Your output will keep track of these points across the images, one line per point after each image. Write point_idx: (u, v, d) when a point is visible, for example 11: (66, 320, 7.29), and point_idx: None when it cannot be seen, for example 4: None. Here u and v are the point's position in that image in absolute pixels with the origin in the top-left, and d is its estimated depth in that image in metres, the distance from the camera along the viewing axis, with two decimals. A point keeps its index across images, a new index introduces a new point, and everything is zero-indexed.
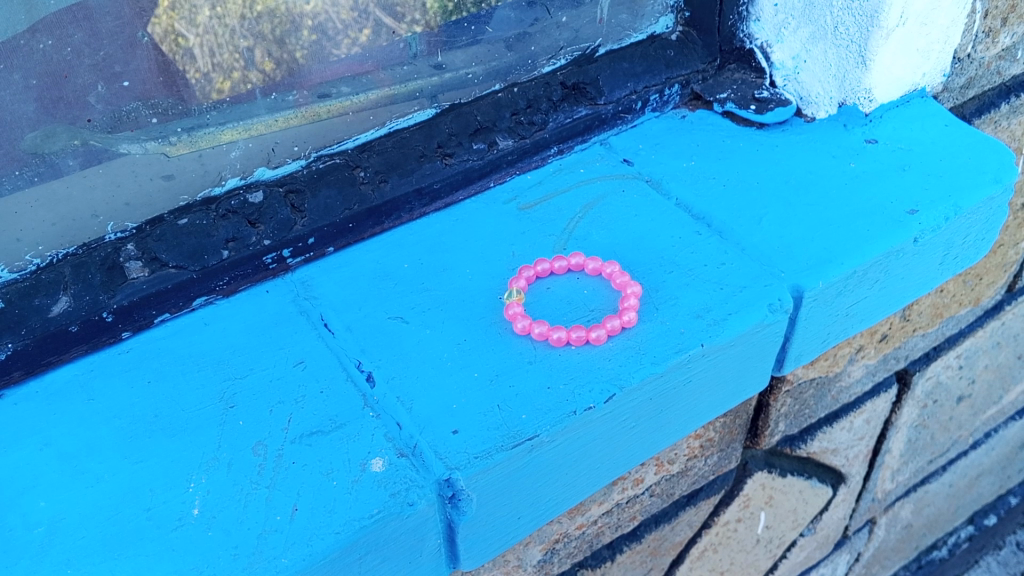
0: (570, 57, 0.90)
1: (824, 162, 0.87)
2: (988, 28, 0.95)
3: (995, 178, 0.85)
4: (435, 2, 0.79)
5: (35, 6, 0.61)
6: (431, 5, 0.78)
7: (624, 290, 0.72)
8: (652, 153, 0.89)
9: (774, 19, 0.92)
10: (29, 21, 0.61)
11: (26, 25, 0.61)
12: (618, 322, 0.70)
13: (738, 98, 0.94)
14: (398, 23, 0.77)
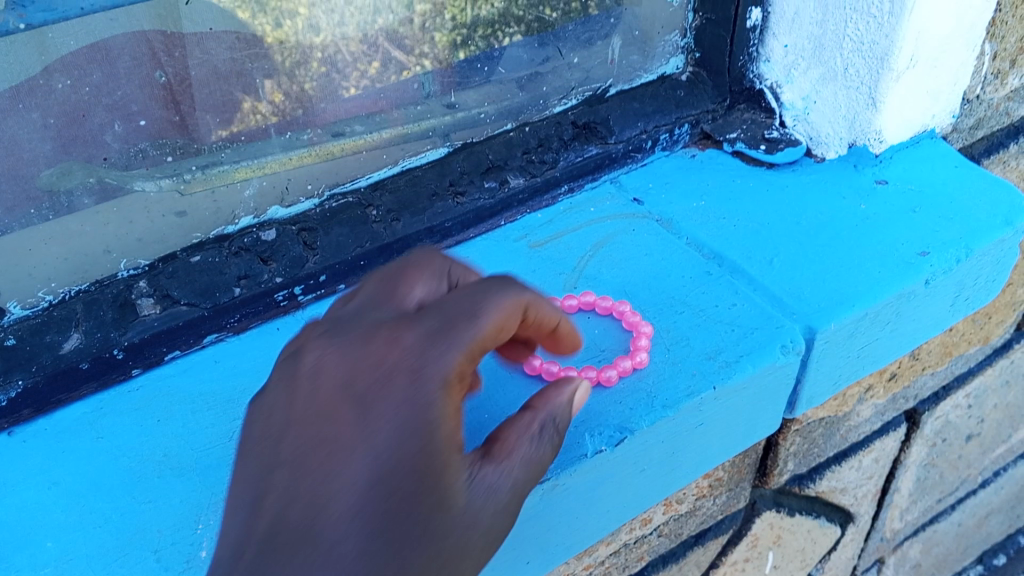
0: (581, 97, 0.91)
1: (834, 203, 0.87)
2: (996, 70, 0.96)
3: (1006, 220, 0.84)
4: (443, 36, 0.79)
5: (48, 50, 0.61)
6: (440, 39, 0.79)
7: (636, 330, 0.72)
8: (662, 193, 0.89)
9: (783, 59, 0.92)
10: (42, 63, 0.61)
11: (40, 67, 0.61)
12: (629, 363, 0.70)
13: (748, 138, 0.94)
14: (408, 57, 0.78)
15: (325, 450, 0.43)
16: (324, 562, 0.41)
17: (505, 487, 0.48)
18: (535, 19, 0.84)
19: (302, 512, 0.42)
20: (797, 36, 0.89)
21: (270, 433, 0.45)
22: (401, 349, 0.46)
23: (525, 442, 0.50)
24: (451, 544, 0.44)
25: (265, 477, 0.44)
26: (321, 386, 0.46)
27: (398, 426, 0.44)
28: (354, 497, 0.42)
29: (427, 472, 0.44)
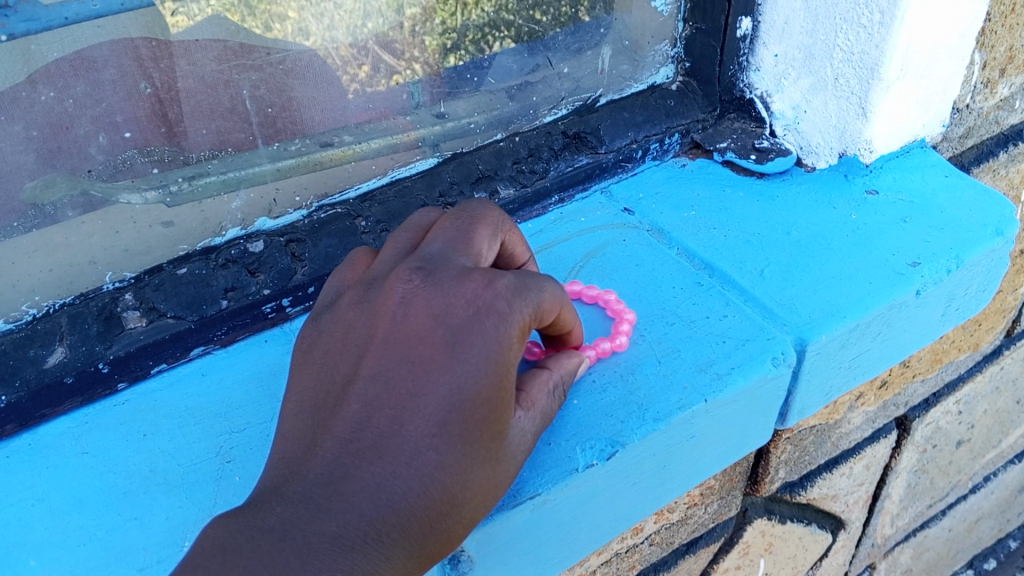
0: (571, 107, 0.91)
1: (825, 213, 0.87)
2: (986, 78, 0.96)
3: (997, 229, 0.84)
4: (433, 41, 0.78)
5: (33, 57, 0.60)
6: (430, 43, 0.78)
7: (619, 317, 0.75)
8: (652, 203, 0.89)
9: (774, 69, 0.92)
10: (26, 71, 0.60)
11: (24, 76, 0.60)
12: (610, 344, 0.72)
13: (738, 147, 0.94)
14: (397, 61, 0.77)
15: (415, 372, 0.52)
16: (400, 473, 0.49)
17: (532, 434, 0.57)
18: (525, 22, 0.83)
19: (388, 418, 0.51)
20: (788, 45, 0.89)
21: (368, 335, 0.54)
22: (486, 295, 0.54)
23: (545, 397, 0.58)
24: (496, 471, 0.53)
25: (362, 381, 0.52)
26: (416, 311, 0.54)
27: (478, 366, 0.52)
28: (434, 416, 0.51)
29: (490, 411, 0.52)
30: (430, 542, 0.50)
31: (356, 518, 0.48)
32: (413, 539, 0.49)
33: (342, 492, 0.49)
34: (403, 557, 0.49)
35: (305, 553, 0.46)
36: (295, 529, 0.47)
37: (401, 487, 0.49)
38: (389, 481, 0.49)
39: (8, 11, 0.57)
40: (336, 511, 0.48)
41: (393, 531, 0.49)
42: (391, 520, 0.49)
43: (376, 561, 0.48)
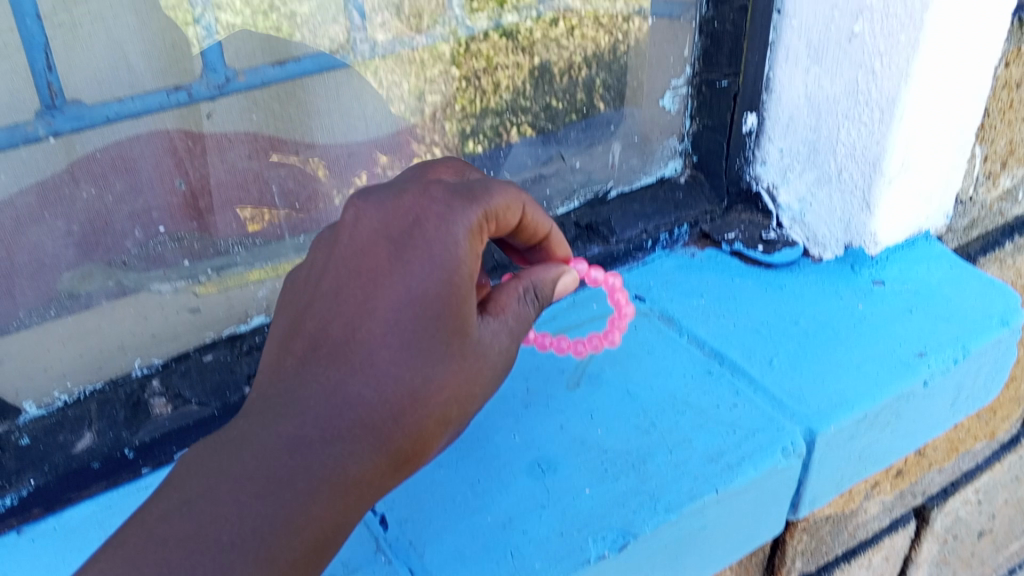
0: (584, 198, 0.95)
1: (832, 303, 0.89)
2: (988, 171, 0.99)
3: (1002, 319, 0.86)
4: (453, 126, 0.85)
5: (74, 147, 0.65)
6: (450, 128, 0.85)
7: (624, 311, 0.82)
8: (663, 291, 0.92)
9: (779, 162, 0.95)
10: (67, 161, 0.65)
11: (65, 164, 0.65)
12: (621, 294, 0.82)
13: (745, 238, 0.97)
14: (418, 145, 0.84)
15: (362, 283, 0.59)
16: (359, 372, 0.58)
17: (504, 332, 0.64)
18: (541, 109, 0.90)
19: (344, 329, 0.59)
20: (792, 140, 0.92)
21: (319, 269, 0.62)
22: (424, 203, 0.61)
23: (515, 301, 0.65)
24: (461, 364, 0.60)
25: (322, 301, 0.60)
26: (362, 233, 0.61)
27: (420, 268, 0.59)
28: (383, 320, 0.59)
29: (441, 305, 0.59)
30: (399, 435, 0.58)
31: (318, 417, 0.57)
32: (377, 432, 0.58)
33: (303, 399, 0.58)
34: (370, 448, 0.57)
35: (274, 452, 0.56)
36: (268, 437, 0.56)
37: (361, 384, 0.58)
38: (347, 383, 0.58)
39: (55, 112, 0.63)
40: (293, 418, 0.57)
41: (359, 423, 0.57)
42: (354, 422, 0.57)
43: (346, 452, 0.57)
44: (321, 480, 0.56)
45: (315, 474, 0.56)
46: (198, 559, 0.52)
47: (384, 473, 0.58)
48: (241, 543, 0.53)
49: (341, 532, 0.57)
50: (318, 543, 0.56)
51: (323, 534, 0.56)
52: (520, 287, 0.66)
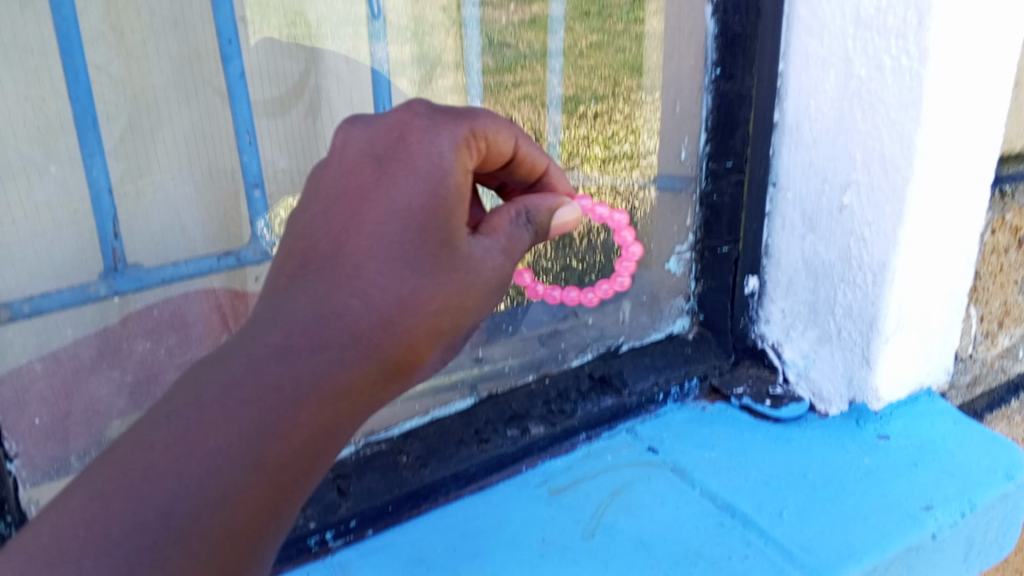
0: (596, 352, 1.01)
1: (839, 456, 0.92)
2: (986, 329, 1.05)
3: (1007, 473, 0.88)
4: None
5: (129, 303, 0.76)
6: None
7: None
8: (675, 442, 0.95)
9: (782, 320, 1.03)
10: (122, 314, 0.76)
11: (119, 317, 0.76)
12: None
13: (753, 392, 1.02)
14: None
15: (350, 202, 0.63)
16: (348, 284, 0.59)
17: (497, 250, 0.67)
18: (562, 268, 1.00)
19: (332, 243, 0.61)
20: (793, 301, 1.00)
21: (309, 196, 0.65)
22: (407, 117, 0.67)
23: (508, 224, 0.69)
24: (452, 275, 0.62)
25: (314, 220, 0.63)
26: (349, 154, 0.66)
27: (406, 179, 0.64)
28: (377, 209, 0.62)
29: (430, 216, 0.62)
30: (389, 344, 0.59)
31: (307, 325, 0.56)
32: (366, 341, 0.57)
33: (293, 308, 0.57)
34: (360, 356, 0.57)
35: (263, 360, 0.53)
36: (254, 346, 0.54)
37: (348, 296, 0.58)
38: (337, 289, 0.58)
39: (117, 274, 0.75)
40: (281, 327, 0.55)
41: (348, 330, 0.57)
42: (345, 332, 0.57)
43: (334, 360, 0.55)
44: (307, 386, 0.54)
45: (305, 381, 0.54)
46: (185, 463, 0.49)
47: (375, 381, 0.58)
48: (229, 447, 0.50)
49: (334, 439, 0.56)
50: (311, 447, 0.54)
51: (314, 434, 0.54)
52: (512, 210, 0.71)
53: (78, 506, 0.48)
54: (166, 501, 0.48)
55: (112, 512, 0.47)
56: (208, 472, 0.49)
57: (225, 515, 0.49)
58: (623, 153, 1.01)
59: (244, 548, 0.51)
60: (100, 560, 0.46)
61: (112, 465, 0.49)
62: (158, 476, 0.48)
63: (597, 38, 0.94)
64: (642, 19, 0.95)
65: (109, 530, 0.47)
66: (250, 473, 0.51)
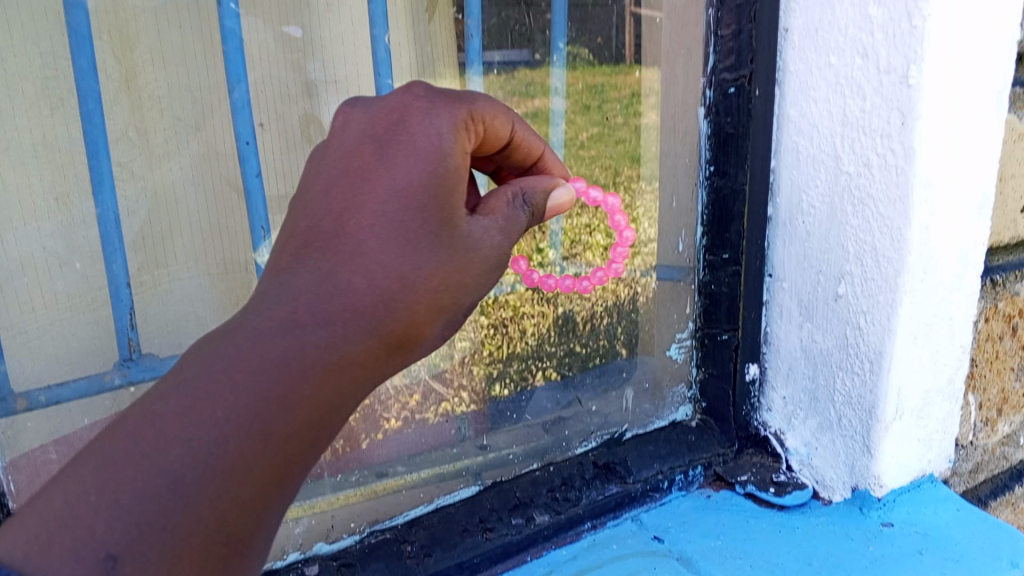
0: (600, 439, 1.05)
1: (844, 545, 0.92)
2: (985, 416, 1.06)
3: (1012, 561, 0.88)
4: (479, 369, 1.02)
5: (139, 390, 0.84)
6: (477, 371, 1.02)
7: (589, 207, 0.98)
8: (680, 531, 0.96)
9: (784, 408, 1.04)
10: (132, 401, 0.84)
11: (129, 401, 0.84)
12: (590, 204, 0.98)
13: (757, 479, 1.03)
14: (447, 388, 1.00)
15: (352, 181, 0.64)
16: (350, 262, 0.60)
17: (495, 229, 0.69)
18: (566, 352, 1.07)
19: (333, 222, 0.62)
20: (794, 388, 1.02)
21: (315, 172, 0.68)
22: (405, 100, 0.69)
23: (505, 207, 0.72)
24: (452, 253, 0.64)
25: (315, 198, 0.64)
26: (351, 135, 0.68)
27: (405, 161, 0.65)
28: (381, 192, 0.63)
29: (429, 195, 0.64)
30: (392, 321, 0.60)
31: (310, 301, 0.57)
32: (370, 316, 0.59)
33: (298, 283, 0.58)
34: (361, 331, 0.58)
35: (269, 334, 0.55)
36: (261, 321, 0.56)
37: (350, 273, 0.59)
38: (340, 269, 0.59)
39: (130, 364, 0.84)
40: (285, 301, 0.57)
41: (351, 305, 0.58)
42: (349, 308, 0.58)
43: (338, 334, 0.57)
44: (312, 358, 0.55)
45: (311, 356, 0.55)
46: (194, 432, 0.50)
47: (377, 355, 0.59)
48: (235, 420, 0.52)
49: (336, 415, 0.57)
50: (315, 419, 0.55)
51: (314, 411, 0.55)
52: (512, 190, 0.75)
53: (90, 471, 0.49)
54: (175, 469, 0.49)
55: (123, 477, 0.49)
56: (215, 442, 0.51)
57: (229, 485, 0.51)
58: (624, 240, 1.07)
59: (249, 518, 0.53)
60: (114, 523, 0.48)
61: (122, 435, 0.50)
62: (167, 445, 0.50)
63: (597, 130, 1.03)
64: (641, 112, 1.04)
65: (121, 495, 0.48)
66: (255, 444, 0.52)
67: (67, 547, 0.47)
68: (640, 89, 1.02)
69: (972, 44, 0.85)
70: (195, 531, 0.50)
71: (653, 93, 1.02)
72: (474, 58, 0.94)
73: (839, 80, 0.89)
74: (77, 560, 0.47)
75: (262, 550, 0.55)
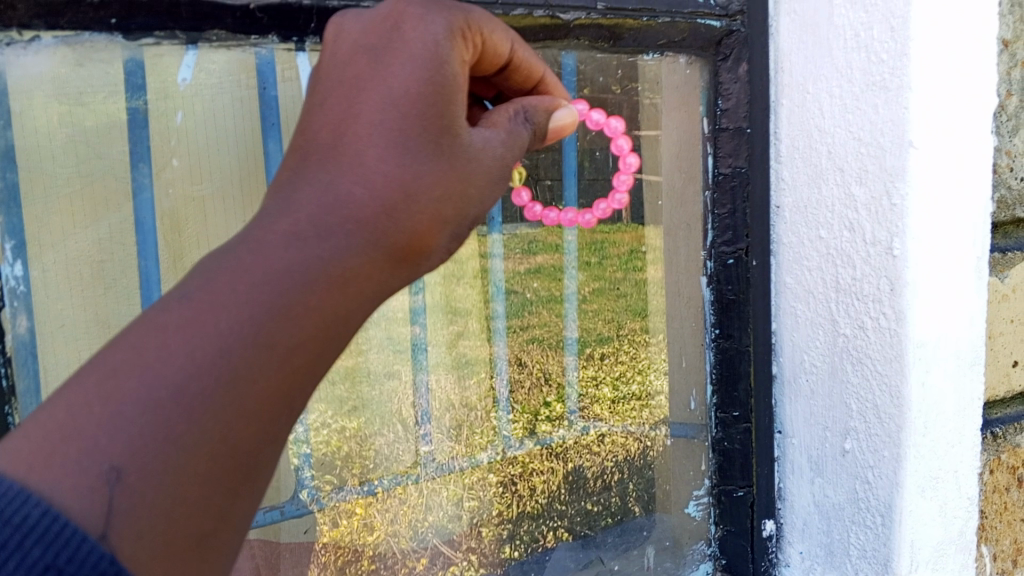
0: None
1: None
2: (1000, 567, 1.10)
3: None
4: (489, 531, 1.10)
5: None
6: (487, 532, 1.10)
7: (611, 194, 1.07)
8: None
9: (802, 563, 1.09)
10: None
11: None
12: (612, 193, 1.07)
13: None
14: (454, 551, 1.09)
15: (345, 91, 0.65)
16: (348, 173, 0.60)
17: (497, 141, 0.72)
18: (578, 511, 1.14)
19: (329, 134, 0.62)
20: (809, 542, 1.07)
21: (311, 87, 0.68)
22: (400, 5, 0.68)
23: (507, 121, 0.75)
24: (451, 163, 0.65)
25: (314, 109, 0.65)
26: (343, 45, 0.68)
27: (402, 65, 0.65)
28: (372, 109, 0.63)
29: (428, 102, 0.64)
30: (397, 233, 0.61)
31: (312, 214, 0.57)
32: (371, 229, 0.59)
33: (298, 199, 0.58)
34: (366, 244, 0.58)
35: (272, 245, 0.54)
36: (263, 233, 0.55)
37: (351, 182, 0.60)
38: (336, 181, 0.59)
39: None
40: (286, 195, 0.58)
41: (354, 218, 0.58)
42: (344, 212, 0.58)
43: (340, 246, 0.57)
44: (318, 270, 0.55)
45: (313, 266, 0.54)
46: (197, 342, 0.49)
47: (381, 268, 0.59)
48: (239, 328, 0.50)
49: (348, 323, 0.57)
50: (325, 331, 0.55)
51: (325, 323, 0.55)
52: (513, 109, 0.77)
53: (92, 380, 0.47)
54: (178, 377, 0.48)
55: (124, 387, 0.47)
56: (219, 353, 0.49)
57: (235, 400, 0.49)
58: (631, 393, 1.14)
59: (259, 429, 0.51)
60: (117, 434, 0.46)
61: (125, 347, 0.48)
62: (167, 351, 0.48)
63: (599, 284, 1.10)
64: (642, 268, 1.10)
65: (123, 406, 0.46)
66: (263, 354, 0.51)
67: (70, 452, 0.45)
68: (640, 246, 1.09)
69: (948, 202, 0.93)
70: (200, 443, 0.48)
71: (654, 250, 1.09)
72: (497, 221, 1.04)
73: (830, 252, 0.98)
74: (80, 469, 0.44)
75: (276, 455, 0.53)
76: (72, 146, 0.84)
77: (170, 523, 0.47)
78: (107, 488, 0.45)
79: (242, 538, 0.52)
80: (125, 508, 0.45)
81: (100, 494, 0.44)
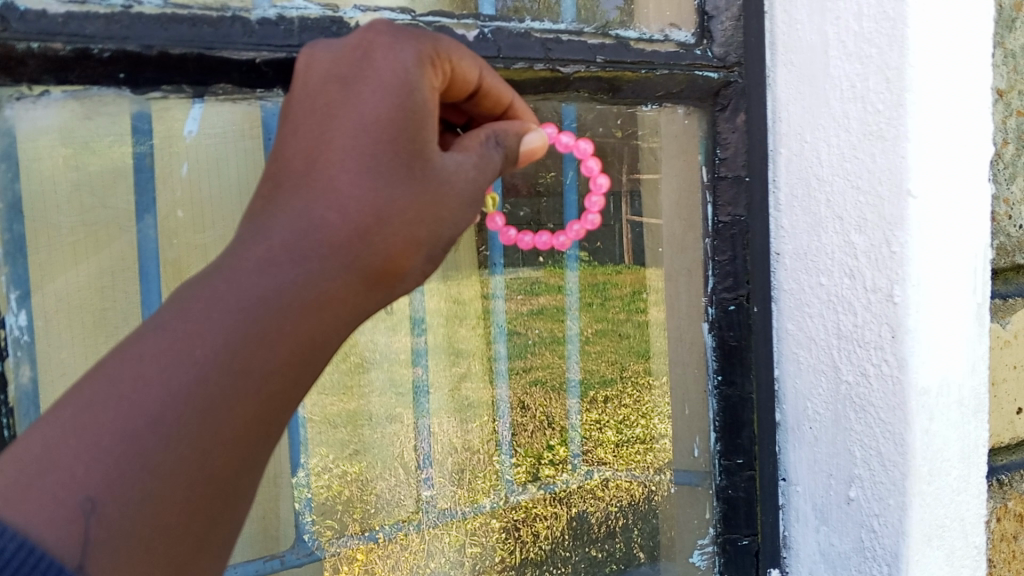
0: None
1: None
2: None
3: None
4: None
5: None
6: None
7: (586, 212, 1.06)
8: None
9: None
10: None
11: None
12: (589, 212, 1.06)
13: None
14: None
15: (317, 119, 0.67)
16: (324, 199, 0.63)
17: (469, 164, 0.74)
18: (581, 557, 1.15)
19: (304, 161, 0.65)
20: None
21: (284, 112, 0.70)
22: (369, 34, 0.70)
23: (480, 145, 0.77)
24: (424, 185, 0.68)
25: (286, 139, 0.67)
26: (315, 74, 0.69)
27: (372, 93, 0.67)
28: (344, 134, 0.66)
29: (398, 127, 0.67)
30: (370, 256, 0.64)
31: (285, 240, 0.60)
32: (347, 252, 0.62)
33: (274, 225, 0.61)
34: (340, 267, 0.61)
35: (246, 274, 0.58)
36: (239, 261, 0.58)
37: (326, 208, 0.63)
38: (311, 207, 0.63)
39: None
40: (264, 222, 0.62)
41: (328, 241, 0.61)
42: (320, 236, 0.61)
43: (316, 270, 0.60)
44: (291, 296, 0.58)
45: (287, 291, 0.58)
46: (173, 369, 0.52)
47: (358, 290, 0.63)
48: (215, 355, 0.53)
49: (322, 346, 0.60)
50: (299, 355, 0.58)
51: (298, 346, 0.58)
52: (484, 132, 0.79)
53: (69, 415, 0.50)
54: (154, 410, 0.51)
55: (101, 421, 0.50)
56: (194, 381, 0.52)
57: (212, 423, 0.52)
58: (636, 436, 1.16)
59: (235, 457, 0.54)
60: (93, 466, 0.49)
61: (102, 379, 0.51)
62: (145, 385, 0.51)
63: (601, 325, 1.13)
64: (644, 310, 1.11)
65: (100, 438, 0.49)
66: (238, 380, 0.54)
67: (46, 486, 0.48)
68: (642, 287, 1.11)
69: (947, 249, 0.94)
70: (177, 468, 0.51)
71: (655, 292, 1.10)
72: (497, 264, 1.08)
73: (831, 298, 0.98)
74: (55, 502, 0.47)
75: (252, 485, 0.56)
76: (76, 196, 0.85)
77: (147, 545, 0.50)
78: (84, 519, 0.47)
79: (228, 550, 0.56)
80: (100, 540, 0.48)
81: (77, 526, 0.47)
